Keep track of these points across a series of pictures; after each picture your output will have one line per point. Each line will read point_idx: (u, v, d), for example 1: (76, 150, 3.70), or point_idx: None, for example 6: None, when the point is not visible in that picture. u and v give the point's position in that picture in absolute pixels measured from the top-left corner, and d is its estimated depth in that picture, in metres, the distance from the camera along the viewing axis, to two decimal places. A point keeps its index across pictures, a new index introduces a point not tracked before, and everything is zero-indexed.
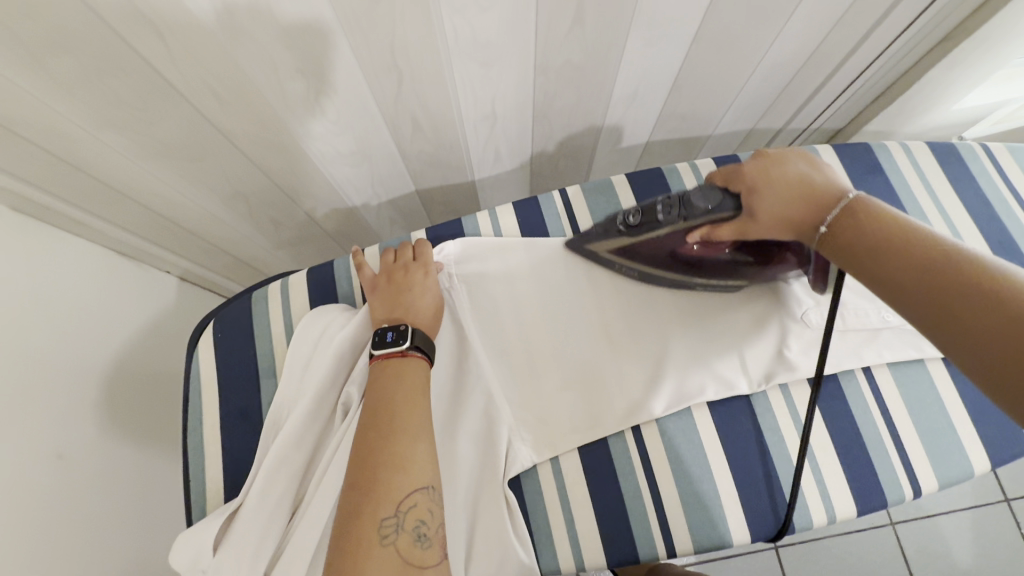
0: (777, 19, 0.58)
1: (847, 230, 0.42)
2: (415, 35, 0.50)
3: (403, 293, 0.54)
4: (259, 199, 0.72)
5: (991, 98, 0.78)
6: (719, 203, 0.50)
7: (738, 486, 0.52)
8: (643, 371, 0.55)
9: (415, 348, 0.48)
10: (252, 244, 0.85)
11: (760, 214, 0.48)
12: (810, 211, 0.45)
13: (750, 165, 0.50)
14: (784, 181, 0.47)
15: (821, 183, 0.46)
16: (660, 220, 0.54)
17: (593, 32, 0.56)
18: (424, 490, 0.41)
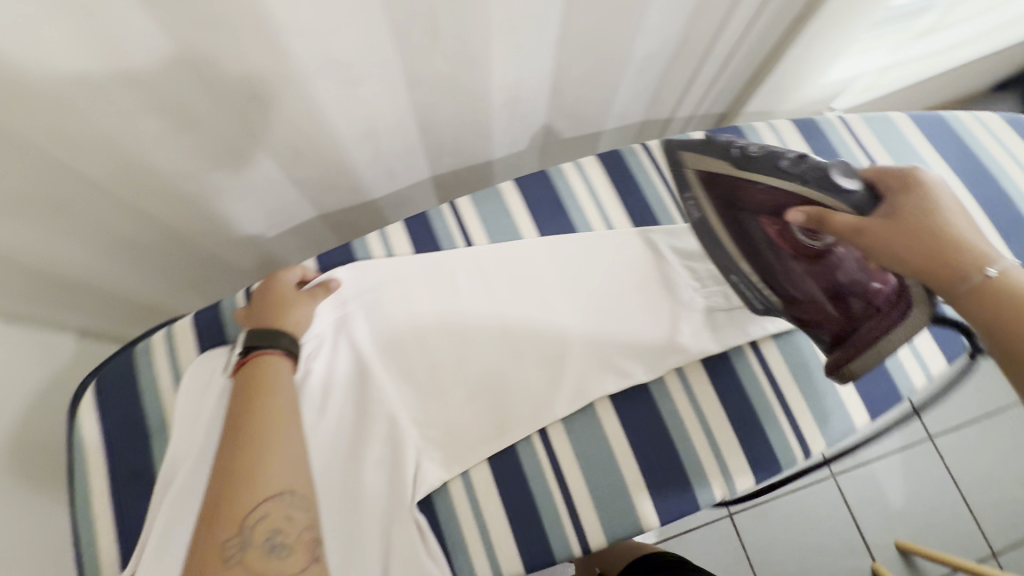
0: (636, 13, 0.60)
1: (1007, 286, 0.39)
2: (267, 61, 0.48)
3: (257, 302, 0.54)
4: (144, 245, 0.69)
5: (853, 69, 0.83)
6: (854, 195, 0.45)
7: (645, 474, 0.53)
8: (545, 373, 0.56)
9: (250, 351, 0.49)
10: (152, 291, 0.81)
11: (902, 226, 0.43)
12: (956, 255, 0.41)
13: (921, 176, 0.44)
14: (942, 217, 0.42)
15: (967, 229, 0.42)
16: (779, 167, 0.48)
17: (457, 44, 0.56)
18: (277, 497, 0.41)
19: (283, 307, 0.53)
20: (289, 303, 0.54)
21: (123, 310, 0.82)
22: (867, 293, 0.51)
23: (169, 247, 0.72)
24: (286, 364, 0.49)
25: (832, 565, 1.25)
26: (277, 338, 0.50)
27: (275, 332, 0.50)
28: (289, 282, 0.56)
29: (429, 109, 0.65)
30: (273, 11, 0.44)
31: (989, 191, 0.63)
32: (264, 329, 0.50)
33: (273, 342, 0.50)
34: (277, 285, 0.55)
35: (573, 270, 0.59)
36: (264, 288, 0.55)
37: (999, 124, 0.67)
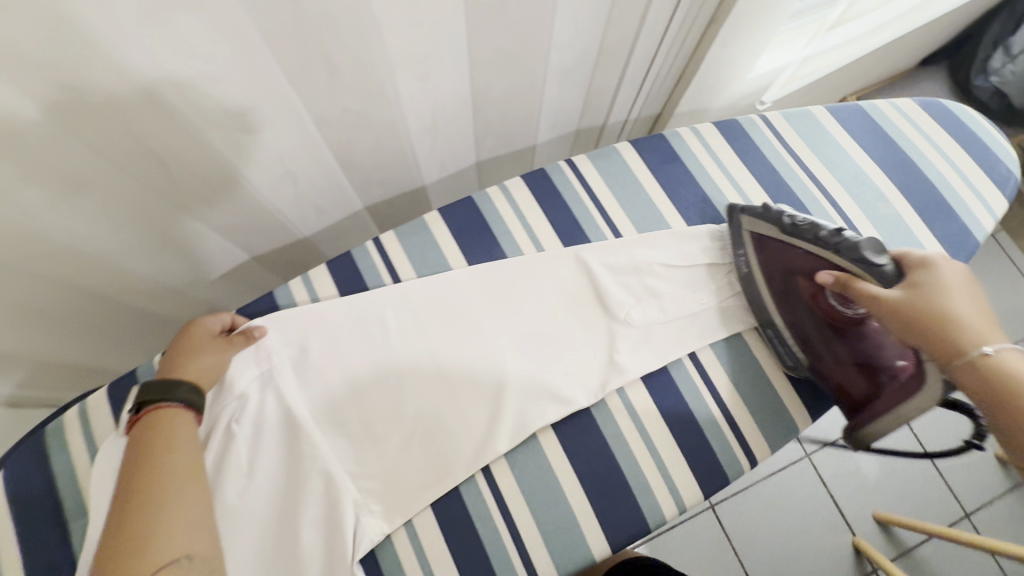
0: (543, 31, 0.59)
1: (985, 369, 0.43)
2: (151, 118, 0.46)
3: (170, 348, 0.52)
4: (63, 311, 0.64)
5: (776, 62, 0.84)
6: (883, 266, 0.49)
7: (593, 501, 0.52)
8: (484, 408, 0.54)
9: (142, 405, 0.47)
10: (83, 355, 0.76)
11: (914, 306, 0.47)
12: (957, 335, 0.45)
13: (939, 261, 0.48)
14: (950, 304, 0.46)
15: (975, 322, 0.45)
16: (822, 237, 0.52)
17: (360, 82, 0.54)
18: (174, 562, 0.38)
19: (188, 355, 0.50)
20: (199, 349, 0.51)
21: (52, 377, 0.77)
22: (893, 370, 0.52)
23: (91, 310, 0.68)
24: (187, 418, 0.47)
25: (814, 544, 1.25)
26: (175, 390, 0.47)
27: (172, 382, 0.47)
28: (208, 328, 0.53)
29: (346, 144, 0.63)
30: (145, 69, 0.41)
31: (910, 177, 0.64)
32: (163, 380, 0.48)
33: (168, 396, 0.47)
34: (193, 331, 0.52)
35: (507, 298, 0.58)
36: (180, 334, 0.52)
37: (916, 109, 0.68)
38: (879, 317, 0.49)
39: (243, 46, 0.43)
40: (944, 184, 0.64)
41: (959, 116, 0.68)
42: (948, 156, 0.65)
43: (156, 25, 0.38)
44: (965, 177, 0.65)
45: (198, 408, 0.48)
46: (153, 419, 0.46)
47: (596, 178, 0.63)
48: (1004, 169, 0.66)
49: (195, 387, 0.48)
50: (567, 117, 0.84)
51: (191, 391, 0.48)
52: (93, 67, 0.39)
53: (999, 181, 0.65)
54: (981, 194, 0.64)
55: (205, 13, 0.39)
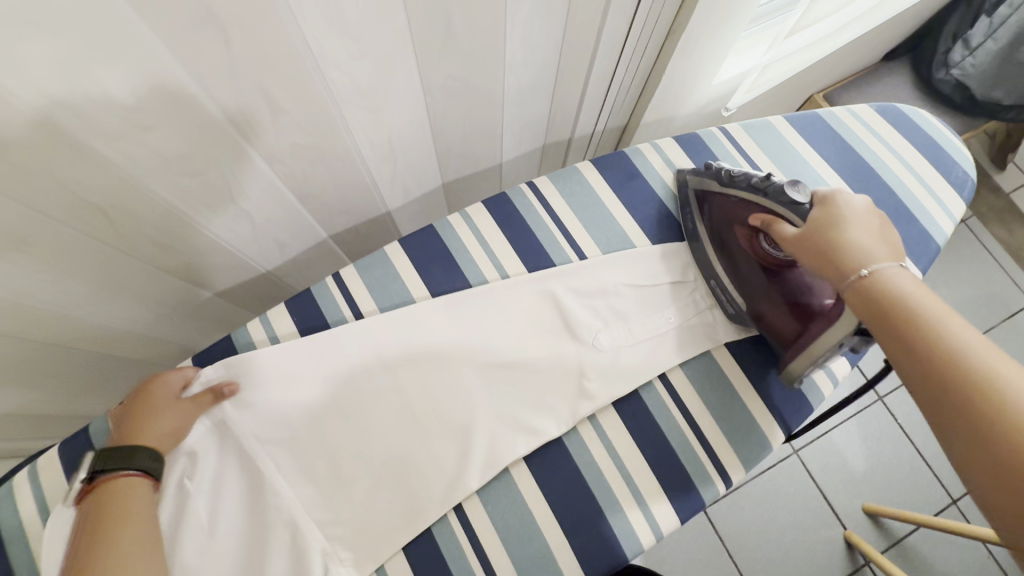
0: (495, 54, 0.58)
1: (865, 289, 0.45)
2: (85, 171, 0.44)
3: (127, 408, 0.49)
4: (23, 368, 0.61)
5: (742, 66, 0.83)
6: (800, 203, 0.51)
7: (569, 534, 0.51)
8: (454, 445, 0.53)
9: (98, 474, 0.44)
10: (51, 408, 0.73)
11: (809, 238, 0.49)
12: (842, 260, 0.47)
13: (838, 196, 0.51)
14: (841, 231, 0.48)
15: (866, 247, 0.47)
16: (750, 183, 0.54)
17: (306, 117, 0.52)
18: None
19: (148, 418, 0.48)
20: (160, 410, 0.49)
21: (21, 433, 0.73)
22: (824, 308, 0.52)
23: (57, 366, 0.65)
24: (146, 485, 0.45)
25: (807, 541, 1.25)
26: (135, 457, 0.45)
27: (132, 450, 0.46)
28: (170, 385, 0.51)
29: (301, 177, 0.61)
30: (70, 125, 0.39)
31: (871, 183, 0.64)
32: (121, 447, 0.46)
33: (126, 464, 0.45)
34: (153, 389, 0.50)
35: (472, 329, 0.57)
36: (137, 391, 0.50)
37: (873, 115, 0.68)
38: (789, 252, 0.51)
39: (174, 92, 0.42)
40: (905, 189, 0.64)
41: (915, 120, 0.68)
42: (906, 161, 0.66)
43: (75, 81, 0.36)
44: (923, 180, 0.65)
45: (157, 474, 0.47)
46: (107, 487, 0.44)
47: (559, 200, 0.63)
48: (961, 172, 0.66)
49: (154, 453, 0.47)
50: (532, 134, 0.83)
51: (150, 458, 0.46)
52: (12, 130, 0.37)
53: (957, 184, 0.66)
54: (940, 197, 0.65)
55: (127, 64, 0.37)
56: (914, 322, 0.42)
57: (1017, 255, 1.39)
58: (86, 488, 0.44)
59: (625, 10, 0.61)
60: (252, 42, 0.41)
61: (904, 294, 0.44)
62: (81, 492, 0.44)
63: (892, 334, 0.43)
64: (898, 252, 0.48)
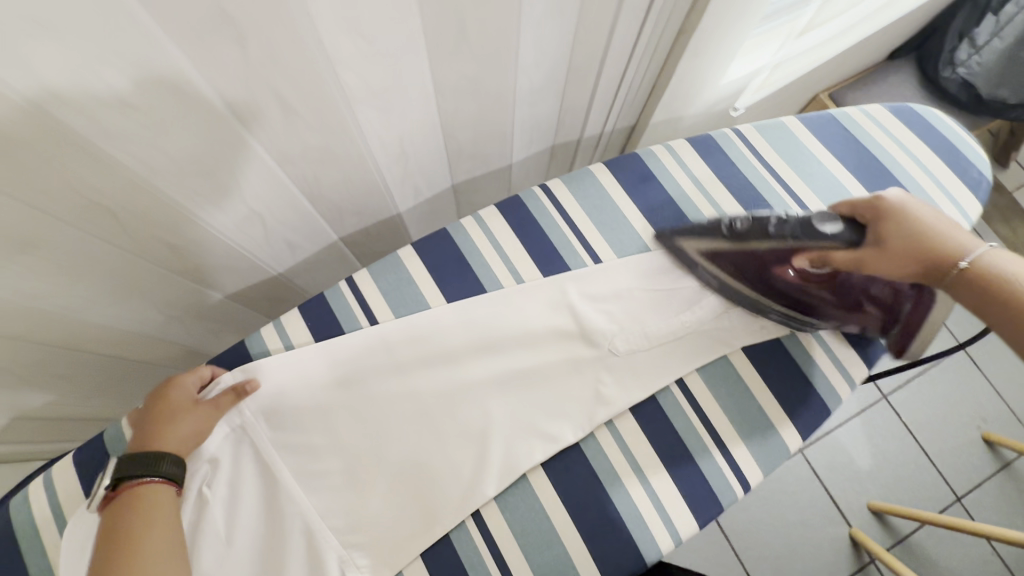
0: (508, 55, 0.58)
1: (968, 279, 0.47)
2: (96, 174, 0.43)
3: (147, 412, 0.49)
4: (32, 372, 0.61)
5: (754, 64, 0.82)
6: (842, 230, 0.53)
7: (588, 540, 0.51)
8: (471, 451, 0.53)
9: (126, 480, 0.44)
10: (63, 411, 0.72)
11: (890, 248, 0.51)
12: (932, 256, 0.49)
13: (886, 198, 0.52)
14: (917, 229, 0.50)
15: (945, 237, 0.50)
16: (773, 231, 0.56)
17: (317, 118, 0.51)
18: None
19: (169, 421, 0.48)
20: (181, 415, 0.49)
21: (33, 436, 0.73)
22: (896, 292, 0.56)
23: (67, 369, 0.64)
24: (171, 492, 0.45)
25: (813, 539, 1.25)
26: (160, 463, 0.45)
27: (156, 456, 0.45)
28: (188, 388, 0.50)
29: (312, 179, 0.61)
30: (81, 128, 0.38)
31: (884, 185, 0.65)
32: (145, 452, 0.46)
33: (151, 470, 0.45)
34: (172, 393, 0.50)
35: (489, 334, 0.56)
36: (156, 395, 0.50)
37: (888, 116, 0.68)
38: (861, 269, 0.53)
39: (186, 94, 0.41)
40: (919, 189, 0.64)
41: (928, 121, 0.68)
42: (921, 162, 0.66)
43: (87, 83, 0.36)
44: (939, 181, 0.65)
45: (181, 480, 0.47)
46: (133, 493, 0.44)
47: (572, 203, 0.62)
48: (976, 173, 0.67)
49: (178, 459, 0.47)
50: (542, 135, 0.82)
51: (175, 464, 0.46)
52: (23, 134, 0.36)
53: (972, 184, 0.66)
54: (956, 198, 0.65)
55: (140, 66, 0.37)
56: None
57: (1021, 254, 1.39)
58: (112, 494, 0.44)
59: (638, 10, 0.61)
60: (266, 44, 0.40)
61: (1009, 275, 0.46)
62: (107, 496, 0.44)
63: (1005, 313, 0.46)
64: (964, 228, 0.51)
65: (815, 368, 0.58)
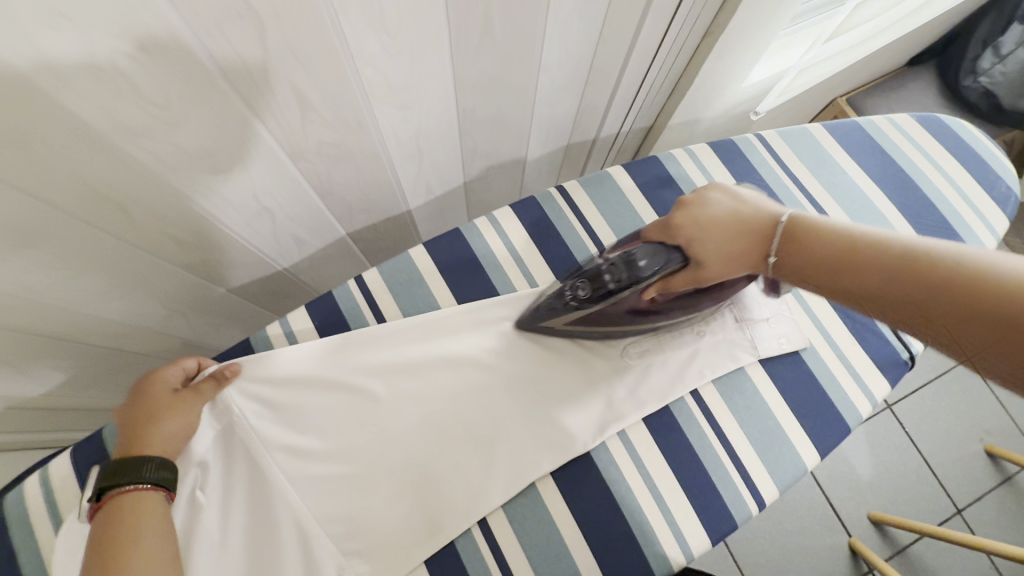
0: (532, 53, 0.56)
1: (794, 252, 0.47)
2: (104, 165, 0.41)
3: (128, 414, 0.47)
4: (31, 363, 0.59)
5: (778, 67, 0.80)
6: (667, 259, 0.48)
7: (597, 553, 0.50)
8: (479, 458, 0.52)
9: (107, 490, 0.43)
10: (63, 401, 0.71)
11: (709, 259, 0.49)
12: (749, 242, 0.49)
13: (679, 218, 0.50)
14: (715, 225, 0.50)
15: (746, 219, 0.50)
16: (614, 288, 0.47)
17: (335, 113, 0.49)
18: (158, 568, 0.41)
19: (152, 421, 0.46)
20: (164, 414, 0.47)
21: (32, 425, 0.71)
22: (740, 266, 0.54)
23: (66, 361, 0.63)
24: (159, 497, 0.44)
25: (812, 548, 1.24)
26: (141, 469, 0.43)
27: (136, 461, 0.44)
28: (168, 382, 0.48)
29: (324, 174, 0.59)
30: (89, 118, 0.37)
31: (910, 198, 0.63)
32: (128, 458, 0.44)
33: (133, 477, 0.43)
34: (153, 389, 0.48)
35: (500, 339, 0.55)
36: (136, 394, 0.48)
37: (915, 127, 0.67)
38: (699, 279, 0.50)
39: (201, 86, 0.39)
40: (945, 204, 0.63)
41: (957, 133, 0.67)
42: (949, 175, 0.65)
43: (100, 73, 0.34)
44: (966, 196, 0.64)
45: (171, 484, 0.45)
46: (116, 504, 0.42)
47: (590, 206, 0.61)
48: (1005, 188, 0.65)
49: (164, 462, 0.45)
50: (558, 134, 0.81)
51: (158, 468, 0.44)
52: (29, 125, 0.35)
53: (1000, 200, 0.64)
54: (983, 214, 0.63)
55: (153, 56, 0.35)
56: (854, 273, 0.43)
57: None
58: (97, 504, 0.43)
59: (667, 9, 0.59)
60: (287, 35, 0.38)
61: (819, 230, 0.46)
62: (92, 508, 0.43)
63: (853, 271, 0.43)
64: (756, 204, 0.52)
65: (833, 382, 0.57)
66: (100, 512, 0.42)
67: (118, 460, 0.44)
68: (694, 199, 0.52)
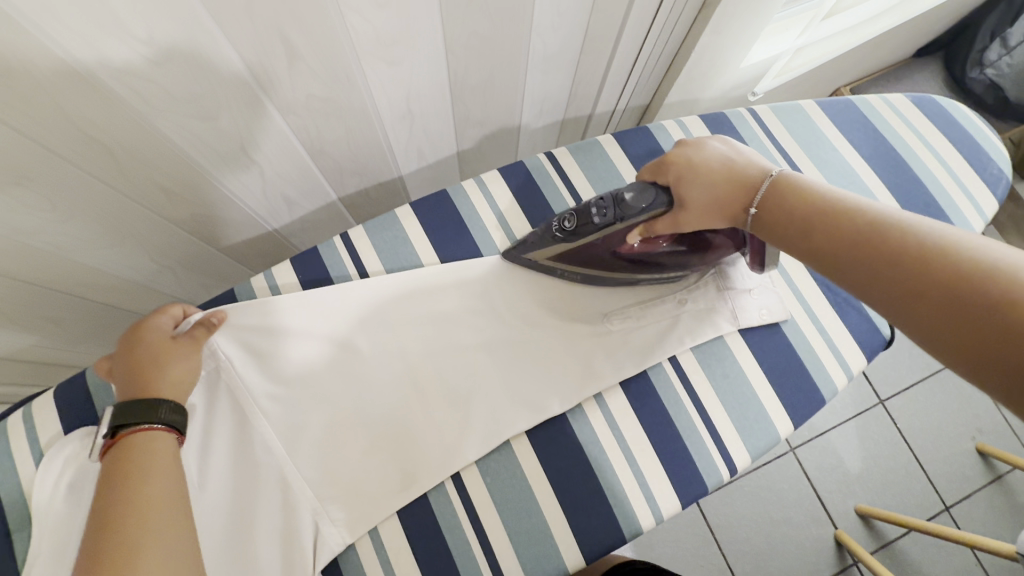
0: (523, 16, 0.56)
1: (775, 211, 0.47)
2: (92, 106, 0.42)
3: (124, 362, 0.47)
4: (20, 310, 0.60)
5: (774, 49, 0.80)
6: (654, 200, 0.50)
7: (567, 510, 0.50)
8: (455, 414, 0.52)
9: (120, 429, 0.43)
10: (52, 352, 0.72)
11: (691, 203, 0.50)
12: (735, 192, 0.49)
13: (673, 157, 0.52)
14: (707, 169, 0.50)
15: (739, 168, 0.50)
16: (595, 222, 0.50)
17: (322, 65, 0.50)
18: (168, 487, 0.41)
19: (156, 368, 0.46)
20: (167, 358, 0.47)
21: (22, 377, 0.73)
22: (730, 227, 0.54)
23: (55, 311, 0.64)
24: (170, 440, 0.44)
25: (797, 538, 1.24)
26: (156, 410, 0.44)
27: (150, 403, 0.44)
28: (162, 330, 0.48)
29: (313, 132, 0.59)
30: (76, 53, 0.37)
31: (900, 176, 0.63)
32: (138, 401, 0.44)
33: (148, 417, 0.44)
34: (149, 336, 0.48)
35: (482, 298, 0.56)
36: (130, 341, 0.48)
37: (909, 106, 0.66)
38: (681, 225, 0.51)
39: (189, 27, 0.39)
40: (934, 183, 0.63)
41: (951, 113, 0.66)
42: (940, 155, 0.64)
43: (86, 6, 0.34)
44: (956, 176, 0.64)
45: (181, 428, 0.46)
46: (131, 441, 0.43)
47: (577, 173, 0.61)
48: (996, 170, 0.64)
49: (177, 406, 0.46)
50: (553, 106, 0.80)
51: (173, 410, 0.45)
52: (13, 53, 0.35)
53: (990, 182, 0.64)
54: (971, 194, 0.63)
55: None
56: (835, 230, 0.43)
57: None
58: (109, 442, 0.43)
59: None
60: None
61: (802, 193, 0.46)
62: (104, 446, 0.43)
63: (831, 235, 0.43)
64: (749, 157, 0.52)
65: (811, 354, 0.57)
66: (113, 449, 0.43)
67: (125, 403, 0.44)
68: (698, 142, 0.53)
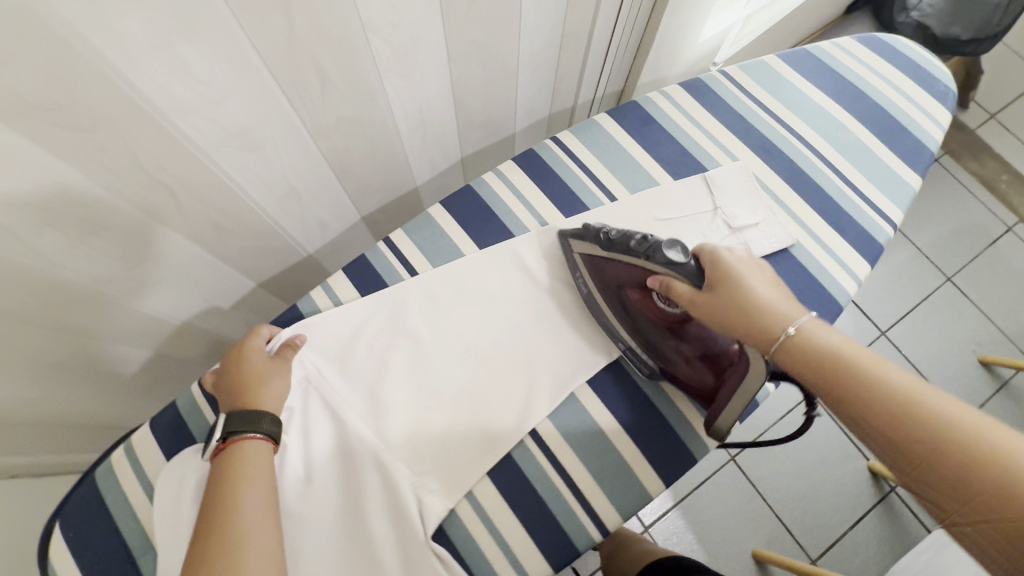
0: (513, 18, 0.63)
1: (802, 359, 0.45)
2: (161, 149, 0.47)
3: (228, 376, 0.52)
4: (91, 364, 0.63)
5: (727, 20, 0.89)
6: (690, 268, 0.52)
7: (639, 443, 0.55)
8: (521, 378, 0.57)
9: (232, 434, 0.47)
10: (113, 410, 0.74)
11: (716, 297, 0.50)
12: (766, 319, 0.48)
13: (725, 255, 0.52)
14: (746, 284, 0.50)
15: (776, 299, 0.49)
16: (632, 247, 0.55)
17: (349, 86, 0.55)
18: (263, 500, 0.45)
19: (259, 384, 0.51)
20: (268, 375, 0.52)
21: (91, 441, 0.77)
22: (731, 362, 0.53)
23: (119, 362, 0.67)
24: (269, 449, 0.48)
25: (837, 474, 1.29)
26: (259, 422, 0.48)
27: (254, 414, 0.48)
28: (260, 349, 0.53)
29: (341, 152, 0.64)
30: (149, 96, 0.42)
31: (863, 106, 0.71)
32: (245, 411, 0.48)
33: (253, 428, 0.48)
34: (250, 356, 0.52)
35: (521, 274, 0.61)
36: (233, 359, 0.52)
37: (857, 45, 0.75)
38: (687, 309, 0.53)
39: (240, 60, 0.44)
40: (893, 107, 0.71)
41: (893, 46, 0.75)
42: (892, 83, 0.72)
43: (160, 50, 0.39)
44: (911, 98, 0.72)
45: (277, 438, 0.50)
46: (236, 450, 0.47)
47: (583, 151, 0.68)
48: (942, 87, 0.73)
49: (276, 419, 0.49)
50: (541, 103, 0.88)
51: (274, 422, 0.49)
52: (102, 102, 0.40)
53: (939, 97, 0.73)
54: (926, 110, 0.71)
55: (199, 33, 0.40)
56: (852, 372, 0.43)
57: (991, 187, 1.53)
58: (220, 446, 0.47)
59: None
60: (309, 7, 0.44)
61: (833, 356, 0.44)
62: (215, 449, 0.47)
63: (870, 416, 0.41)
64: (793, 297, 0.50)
65: (821, 269, 0.63)
66: (223, 453, 0.47)
67: (239, 411, 0.49)
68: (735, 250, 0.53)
